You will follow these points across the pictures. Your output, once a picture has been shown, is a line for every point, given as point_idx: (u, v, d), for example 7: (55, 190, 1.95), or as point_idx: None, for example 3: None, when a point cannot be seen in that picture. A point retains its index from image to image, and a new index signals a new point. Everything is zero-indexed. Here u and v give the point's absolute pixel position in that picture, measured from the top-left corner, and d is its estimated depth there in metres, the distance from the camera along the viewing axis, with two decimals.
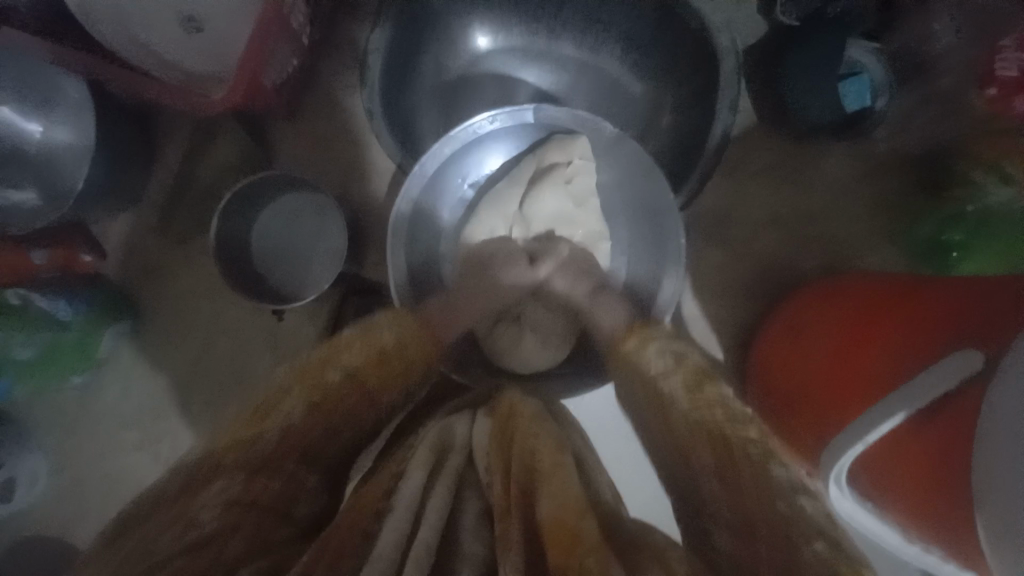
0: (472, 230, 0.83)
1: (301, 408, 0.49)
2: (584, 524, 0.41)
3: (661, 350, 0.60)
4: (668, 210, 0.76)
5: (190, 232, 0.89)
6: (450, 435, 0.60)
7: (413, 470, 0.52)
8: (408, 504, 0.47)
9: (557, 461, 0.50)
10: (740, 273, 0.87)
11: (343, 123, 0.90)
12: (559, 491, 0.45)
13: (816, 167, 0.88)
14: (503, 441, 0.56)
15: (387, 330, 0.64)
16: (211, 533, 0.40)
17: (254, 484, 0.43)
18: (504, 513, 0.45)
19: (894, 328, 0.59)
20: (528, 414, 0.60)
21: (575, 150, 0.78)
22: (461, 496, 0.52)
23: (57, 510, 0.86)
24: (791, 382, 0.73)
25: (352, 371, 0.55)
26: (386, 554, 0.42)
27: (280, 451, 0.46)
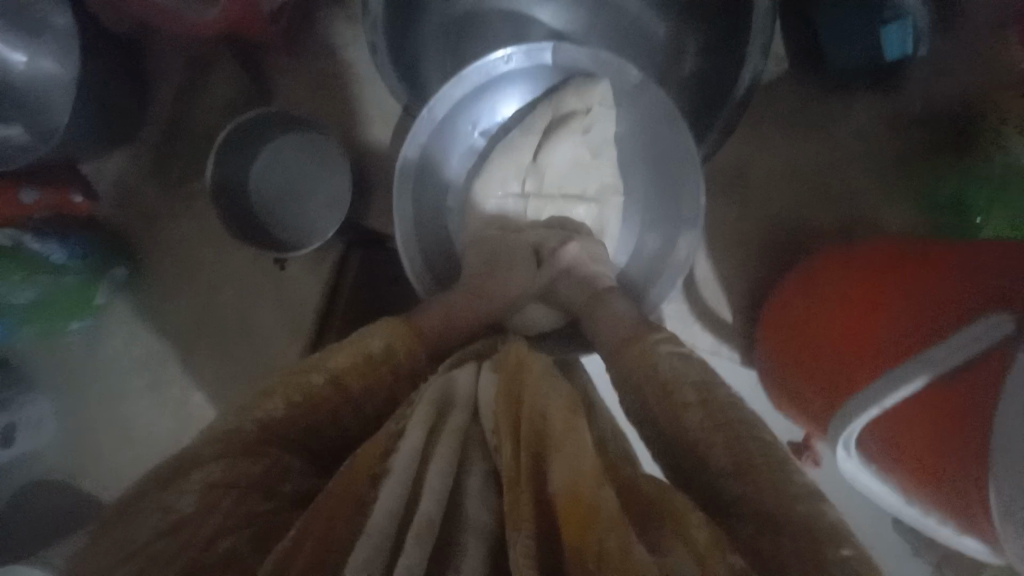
0: (484, 184, 0.76)
1: (283, 404, 0.46)
2: (600, 497, 0.39)
3: (671, 354, 0.51)
4: (691, 165, 0.73)
5: (189, 179, 0.86)
6: (451, 389, 0.52)
7: (411, 425, 0.45)
8: (405, 464, 0.42)
9: (571, 427, 0.43)
10: (756, 232, 0.84)
11: (346, 62, 0.84)
12: (573, 459, 0.41)
13: (844, 119, 0.83)
14: (511, 395, 0.48)
15: (378, 340, 0.54)
16: (193, 516, 0.40)
17: (236, 466, 0.42)
18: (512, 482, 0.41)
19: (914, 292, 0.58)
20: (537, 371, 0.50)
21: (594, 96, 0.72)
22: (466, 460, 0.46)
23: (64, 458, 0.85)
24: (796, 345, 0.73)
25: (335, 378, 0.49)
26: (379, 528, 0.39)
27: (267, 433, 0.45)
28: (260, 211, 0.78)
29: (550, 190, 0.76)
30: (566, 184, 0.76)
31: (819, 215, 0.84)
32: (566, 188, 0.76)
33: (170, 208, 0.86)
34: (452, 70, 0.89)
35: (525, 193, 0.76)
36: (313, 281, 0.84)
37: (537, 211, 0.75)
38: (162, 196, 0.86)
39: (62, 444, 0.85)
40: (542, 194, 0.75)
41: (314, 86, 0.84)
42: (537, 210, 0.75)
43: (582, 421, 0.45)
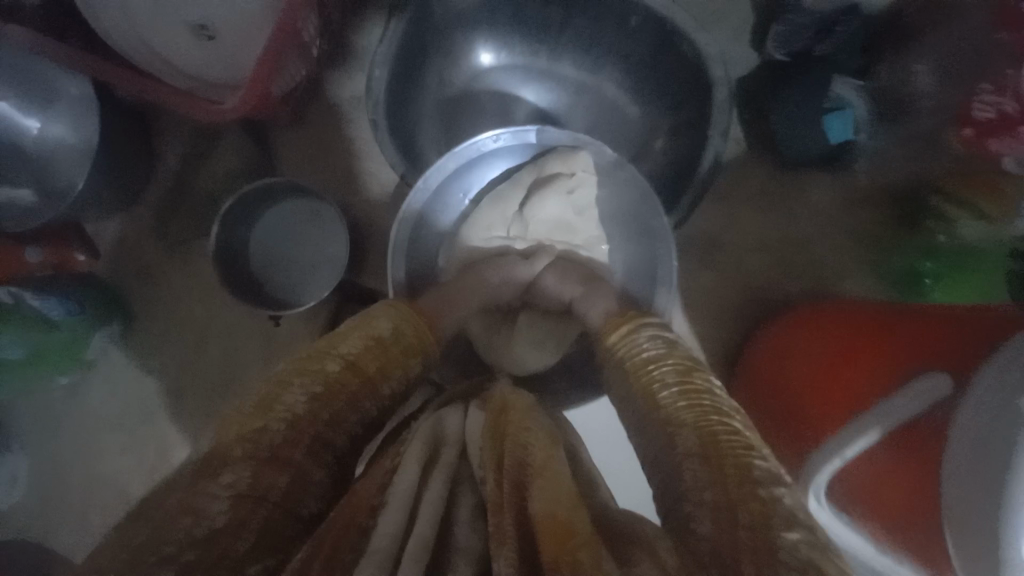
0: (472, 233, 0.84)
1: (305, 392, 0.49)
2: (575, 516, 0.43)
3: (652, 335, 0.59)
4: (662, 234, 0.79)
5: (189, 238, 0.89)
6: (441, 429, 0.57)
7: (407, 464, 0.50)
8: (403, 496, 0.47)
9: (549, 456, 0.50)
10: (726, 291, 0.91)
11: (348, 134, 0.91)
12: (551, 490, 0.45)
13: (801, 194, 0.92)
14: (496, 433, 0.53)
15: (386, 321, 0.59)
16: (223, 529, 0.40)
17: (263, 474, 0.44)
18: (497, 507, 0.45)
19: (875, 360, 0.63)
20: (519, 408, 0.57)
21: (577, 163, 0.81)
22: (456, 493, 0.51)
23: (36, 515, 0.84)
24: (773, 407, 0.76)
25: (352, 360, 0.53)
26: (380, 550, 0.42)
27: (297, 431, 0.47)
28: (259, 271, 0.82)
29: (536, 236, 0.84)
30: (552, 233, 0.83)
31: (783, 278, 0.91)
32: (551, 236, 0.83)
33: (168, 264, 0.88)
34: (445, 143, 0.98)
35: (511, 236, 0.84)
36: (304, 336, 0.86)
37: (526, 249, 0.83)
38: (162, 253, 0.88)
39: (36, 502, 0.84)
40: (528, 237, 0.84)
41: (317, 154, 0.91)
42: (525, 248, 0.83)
43: (560, 456, 0.50)
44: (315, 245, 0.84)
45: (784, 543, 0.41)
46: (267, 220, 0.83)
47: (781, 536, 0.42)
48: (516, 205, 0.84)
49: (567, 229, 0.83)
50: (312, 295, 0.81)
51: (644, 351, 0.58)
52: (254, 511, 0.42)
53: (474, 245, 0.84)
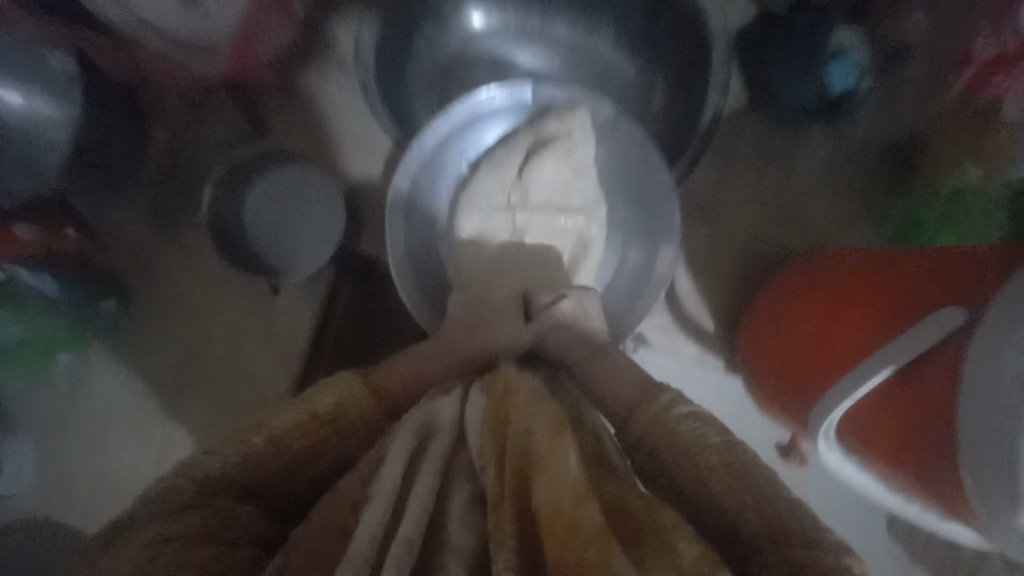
0: (471, 204, 0.81)
1: (225, 459, 0.47)
2: (581, 508, 0.41)
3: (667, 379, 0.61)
4: (664, 190, 0.79)
5: (184, 213, 0.88)
6: (435, 419, 0.55)
7: (391, 458, 0.48)
8: (387, 490, 0.45)
9: (555, 443, 0.47)
10: (729, 248, 0.90)
11: (339, 103, 0.89)
12: (556, 479, 0.44)
13: (801, 151, 0.91)
14: (497, 421, 0.52)
15: (327, 397, 0.54)
16: (116, 568, 0.37)
17: (178, 518, 0.41)
18: (495, 504, 0.44)
19: (877, 295, 0.63)
20: (523, 394, 0.56)
21: (574, 123, 0.78)
22: (450, 482, 0.49)
23: (40, 508, 0.81)
24: (773, 364, 0.76)
25: (275, 436, 0.49)
26: (360, 549, 0.41)
27: (213, 488, 0.45)
28: (253, 242, 0.80)
29: (536, 204, 0.80)
30: (552, 199, 0.80)
31: (784, 236, 0.90)
32: (551, 203, 0.80)
33: (162, 241, 0.87)
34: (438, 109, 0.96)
35: (510, 205, 0.80)
36: (305, 309, 0.85)
37: (525, 220, 0.80)
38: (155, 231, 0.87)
39: (42, 492, 0.81)
40: (528, 206, 0.80)
41: (309, 125, 0.89)
42: (525, 220, 0.80)
43: (567, 440, 0.48)
44: (309, 216, 0.81)
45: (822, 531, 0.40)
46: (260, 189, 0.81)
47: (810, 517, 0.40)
48: (514, 169, 0.80)
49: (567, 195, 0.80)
50: (308, 265, 0.79)
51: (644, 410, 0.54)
52: (166, 546, 0.39)
53: (478, 223, 0.80)
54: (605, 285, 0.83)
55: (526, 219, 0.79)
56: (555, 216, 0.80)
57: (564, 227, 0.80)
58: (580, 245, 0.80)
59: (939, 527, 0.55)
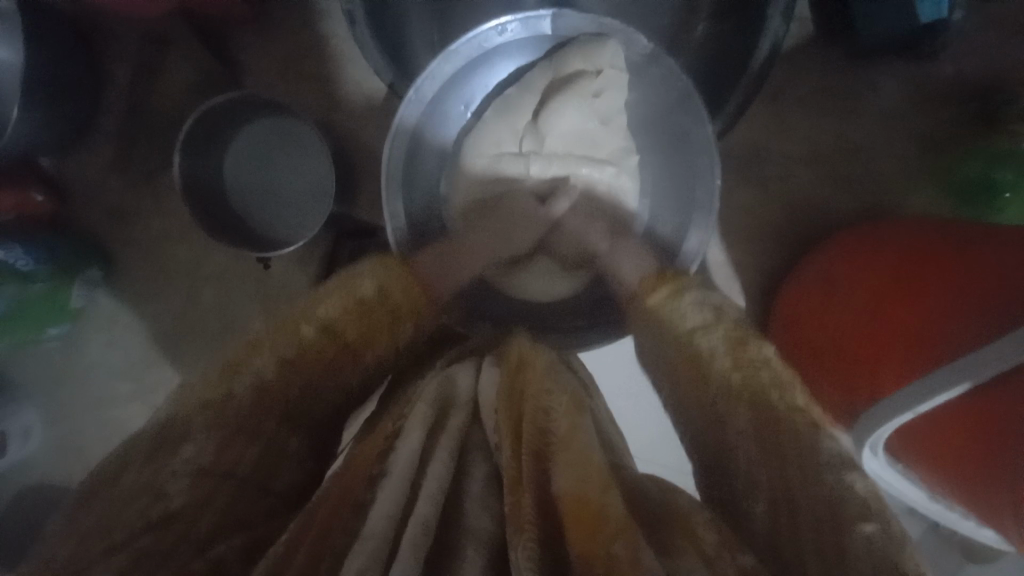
0: (478, 151, 0.70)
1: (275, 356, 0.47)
2: (608, 500, 0.38)
3: (697, 302, 0.52)
4: (705, 147, 0.67)
5: (157, 169, 0.79)
6: (452, 389, 0.53)
7: (412, 425, 0.45)
8: (402, 463, 0.42)
9: (573, 428, 0.45)
10: (771, 211, 0.79)
11: (323, 34, 0.76)
12: (579, 465, 0.41)
13: (871, 92, 0.77)
14: (512, 396, 0.48)
15: (370, 280, 0.54)
16: (184, 509, 0.39)
17: (231, 447, 0.43)
18: (514, 483, 0.40)
19: (949, 286, 0.54)
20: (540, 368, 0.52)
21: (604, 56, 0.65)
22: (465, 463, 0.46)
23: (56, 467, 0.82)
24: (817, 354, 0.68)
25: (327, 324, 0.50)
26: (378, 529, 0.37)
27: (264, 402, 0.46)
28: (239, 207, 0.72)
29: (552, 150, 0.69)
30: (573, 148, 0.69)
31: (838, 194, 0.78)
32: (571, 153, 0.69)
33: (138, 200, 0.79)
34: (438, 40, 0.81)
35: (523, 152, 0.69)
36: (299, 277, 0.79)
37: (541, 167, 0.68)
38: (129, 189, 0.79)
39: (55, 454, 0.82)
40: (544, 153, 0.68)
41: (289, 61, 0.76)
42: (540, 169, 0.68)
43: (584, 416, 0.47)
44: (298, 175, 0.73)
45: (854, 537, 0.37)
46: (241, 145, 0.72)
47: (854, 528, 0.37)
48: (528, 110, 0.69)
49: (589, 140, 0.69)
50: (299, 232, 0.72)
51: (689, 320, 0.50)
52: (228, 487, 0.42)
53: (484, 172, 0.70)
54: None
55: (542, 167, 0.68)
56: (577, 165, 0.68)
57: (589, 177, 0.69)
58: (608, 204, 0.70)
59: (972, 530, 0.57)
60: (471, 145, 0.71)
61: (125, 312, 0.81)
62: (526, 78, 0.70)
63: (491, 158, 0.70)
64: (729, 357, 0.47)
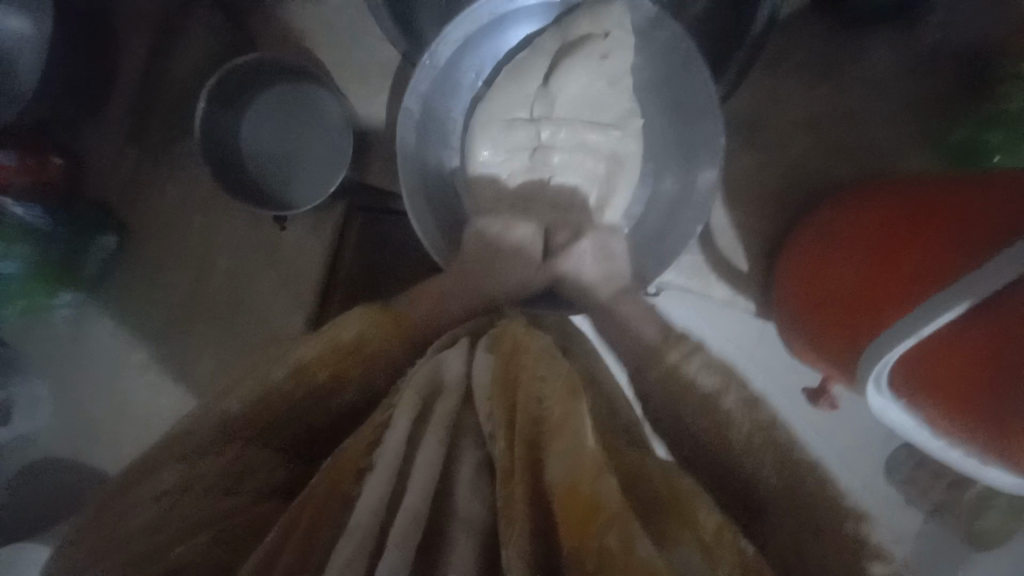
0: (488, 116, 0.73)
1: (241, 397, 0.49)
2: (600, 486, 0.40)
3: (705, 363, 0.52)
4: (709, 110, 0.71)
5: (174, 139, 0.81)
6: (440, 376, 0.51)
7: (399, 413, 0.46)
8: (393, 452, 0.43)
9: (569, 412, 0.44)
10: (771, 176, 0.82)
11: (337, 11, 0.79)
12: (570, 453, 0.42)
13: (862, 63, 0.80)
14: (508, 381, 0.48)
15: (349, 328, 0.53)
16: (153, 517, 0.44)
17: (195, 468, 0.46)
18: (506, 476, 0.42)
19: (945, 227, 0.57)
20: (534, 352, 0.50)
21: (610, 19, 0.69)
22: (456, 450, 0.47)
23: (63, 439, 0.82)
24: (818, 305, 0.71)
25: (299, 366, 0.50)
26: (365, 520, 0.39)
27: (241, 423, 0.48)
28: (254, 170, 0.74)
29: (561, 114, 0.72)
30: (581, 110, 0.72)
31: (833, 160, 0.81)
32: (579, 116, 0.72)
33: (154, 172, 0.81)
34: None
35: (534, 118, 0.72)
36: (313, 246, 0.81)
37: (549, 133, 0.72)
38: (146, 162, 0.81)
39: (62, 425, 0.82)
40: (553, 118, 0.72)
41: (304, 38, 0.79)
42: (550, 136, 0.72)
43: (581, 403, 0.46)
44: (313, 140, 0.75)
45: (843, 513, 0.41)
46: (259, 110, 0.74)
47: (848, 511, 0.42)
48: (539, 73, 0.72)
49: (597, 105, 0.72)
50: (312, 194, 0.73)
51: (697, 377, 0.51)
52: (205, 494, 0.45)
53: (494, 133, 0.73)
54: (634, 220, 0.77)
55: (551, 134, 0.72)
56: (586, 132, 0.72)
57: (595, 143, 0.73)
58: (612, 163, 0.74)
59: (979, 473, 0.54)
60: (480, 110, 0.73)
61: (137, 281, 0.82)
62: (536, 43, 0.72)
63: (502, 120, 0.73)
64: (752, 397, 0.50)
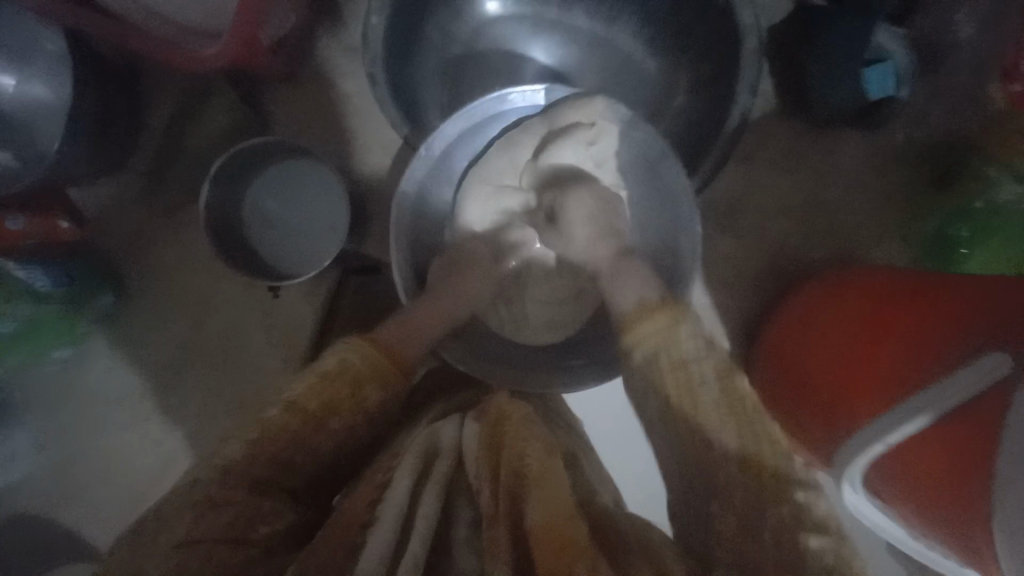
0: (480, 180, 0.78)
1: (241, 441, 0.49)
2: (576, 527, 0.43)
3: (693, 333, 0.54)
4: (684, 197, 0.75)
5: (179, 205, 0.83)
6: (436, 441, 0.56)
7: (400, 475, 0.49)
8: (397, 500, 0.47)
9: (547, 468, 0.48)
10: (749, 260, 0.85)
11: (344, 95, 0.83)
12: (551, 497, 0.45)
13: (831, 158, 0.85)
14: (491, 443, 0.52)
15: (334, 356, 0.57)
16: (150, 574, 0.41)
17: (208, 514, 0.44)
18: (491, 519, 0.44)
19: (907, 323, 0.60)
20: (517, 420, 0.55)
21: (595, 111, 0.75)
22: (452, 507, 0.49)
23: (38, 497, 0.81)
24: (795, 368, 0.73)
25: (291, 402, 0.52)
26: (375, 559, 0.42)
27: (233, 477, 0.47)
28: (253, 243, 0.77)
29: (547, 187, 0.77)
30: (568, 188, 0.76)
31: (810, 246, 0.85)
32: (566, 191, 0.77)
33: (157, 234, 0.83)
34: (449, 103, 0.91)
35: (522, 186, 0.78)
36: (308, 311, 0.82)
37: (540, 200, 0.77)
38: (148, 219, 0.83)
39: (39, 484, 0.81)
40: (540, 187, 0.77)
41: (309, 116, 0.83)
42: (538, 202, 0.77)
43: (558, 463, 0.50)
44: (312, 214, 0.79)
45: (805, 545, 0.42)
46: (258, 189, 0.78)
47: (803, 541, 0.43)
48: (528, 152, 0.77)
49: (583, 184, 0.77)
50: (311, 265, 0.77)
51: (685, 349, 0.53)
52: (205, 545, 0.43)
53: (486, 200, 0.78)
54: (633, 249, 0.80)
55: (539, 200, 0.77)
56: None
57: None
58: None
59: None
60: (466, 185, 0.78)
61: (130, 339, 0.82)
62: (519, 130, 0.78)
63: (491, 200, 0.78)
64: (725, 399, 0.50)
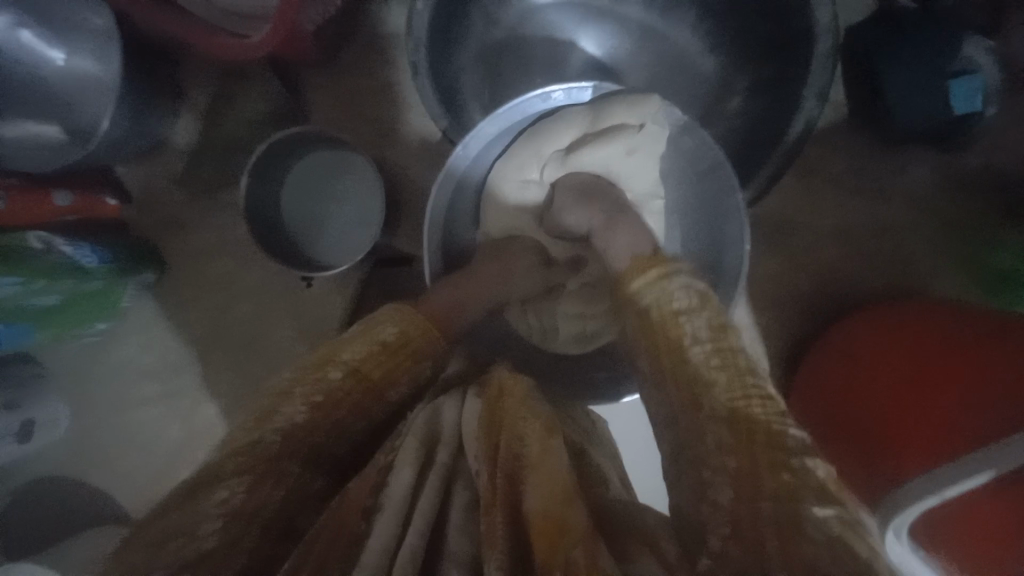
0: (503, 176, 0.76)
1: (304, 404, 0.48)
2: (571, 513, 0.40)
3: (685, 284, 0.51)
4: (735, 212, 0.70)
5: (218, 187, 0.83)
6: (437, 421, 0.51)
7: (400, 464, 0.45)
8: (397, 501, 0.44)
9: (547, 452, 0.44)
10: (796, 280, 0.80)
11: (384, 83, 0.81)
12: (548, 482, 0.41)
13: (901, 178, 0.79)
14: (489, 420, 0.48)
15: (391, 327, 0.55)
16: (214, 551, 0.40)
17: (257, 492, 0.43)
18: (489, 502, 0.41)
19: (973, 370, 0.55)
20: (517, 396, 0.49)
21: (645, 113, 0.70)
22: (450, 490, 0.47)
23: (73, 463, 0.84)
24: (837, 402, 0.68)
25: (354, 367, 0.51)
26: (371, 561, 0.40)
27: (289, 445, 0.46)
28: (286, 231, 0.77)
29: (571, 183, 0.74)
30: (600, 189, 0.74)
31: (866, 269, 0.79)
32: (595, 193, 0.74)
33: (195, 215, 0.84)
34: (490, 94, 0.88)
35: (546, 180, 0.75)
36: (337, 301, 0.82)
37: None
38: (188, 199, 0.84)
39: (76, 449, 0.85)
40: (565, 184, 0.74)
41: (347, 103, 0.82)
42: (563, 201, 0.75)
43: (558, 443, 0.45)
44: (346, 204, 0.78)
45: (807, 532, 0.37)
46: (293, 176, 0.77)
47: (808, 510, 0.37)
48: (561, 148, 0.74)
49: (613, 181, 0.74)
50: (342, 258, 0.77)
51: (676, 301, 0.50)
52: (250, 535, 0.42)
53: (510, 194, 0.76)
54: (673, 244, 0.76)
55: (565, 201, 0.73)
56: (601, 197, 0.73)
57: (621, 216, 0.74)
58: None
59: None
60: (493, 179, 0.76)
61: (166, 317, 0.84)
62: (558, 124, 0.74)
63: (515, 186, 0.76)
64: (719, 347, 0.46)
